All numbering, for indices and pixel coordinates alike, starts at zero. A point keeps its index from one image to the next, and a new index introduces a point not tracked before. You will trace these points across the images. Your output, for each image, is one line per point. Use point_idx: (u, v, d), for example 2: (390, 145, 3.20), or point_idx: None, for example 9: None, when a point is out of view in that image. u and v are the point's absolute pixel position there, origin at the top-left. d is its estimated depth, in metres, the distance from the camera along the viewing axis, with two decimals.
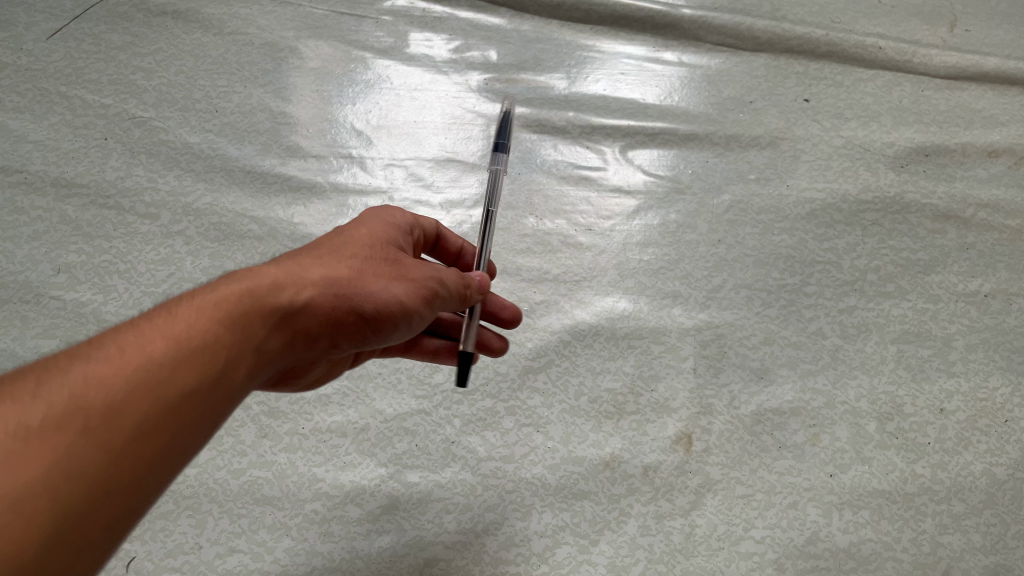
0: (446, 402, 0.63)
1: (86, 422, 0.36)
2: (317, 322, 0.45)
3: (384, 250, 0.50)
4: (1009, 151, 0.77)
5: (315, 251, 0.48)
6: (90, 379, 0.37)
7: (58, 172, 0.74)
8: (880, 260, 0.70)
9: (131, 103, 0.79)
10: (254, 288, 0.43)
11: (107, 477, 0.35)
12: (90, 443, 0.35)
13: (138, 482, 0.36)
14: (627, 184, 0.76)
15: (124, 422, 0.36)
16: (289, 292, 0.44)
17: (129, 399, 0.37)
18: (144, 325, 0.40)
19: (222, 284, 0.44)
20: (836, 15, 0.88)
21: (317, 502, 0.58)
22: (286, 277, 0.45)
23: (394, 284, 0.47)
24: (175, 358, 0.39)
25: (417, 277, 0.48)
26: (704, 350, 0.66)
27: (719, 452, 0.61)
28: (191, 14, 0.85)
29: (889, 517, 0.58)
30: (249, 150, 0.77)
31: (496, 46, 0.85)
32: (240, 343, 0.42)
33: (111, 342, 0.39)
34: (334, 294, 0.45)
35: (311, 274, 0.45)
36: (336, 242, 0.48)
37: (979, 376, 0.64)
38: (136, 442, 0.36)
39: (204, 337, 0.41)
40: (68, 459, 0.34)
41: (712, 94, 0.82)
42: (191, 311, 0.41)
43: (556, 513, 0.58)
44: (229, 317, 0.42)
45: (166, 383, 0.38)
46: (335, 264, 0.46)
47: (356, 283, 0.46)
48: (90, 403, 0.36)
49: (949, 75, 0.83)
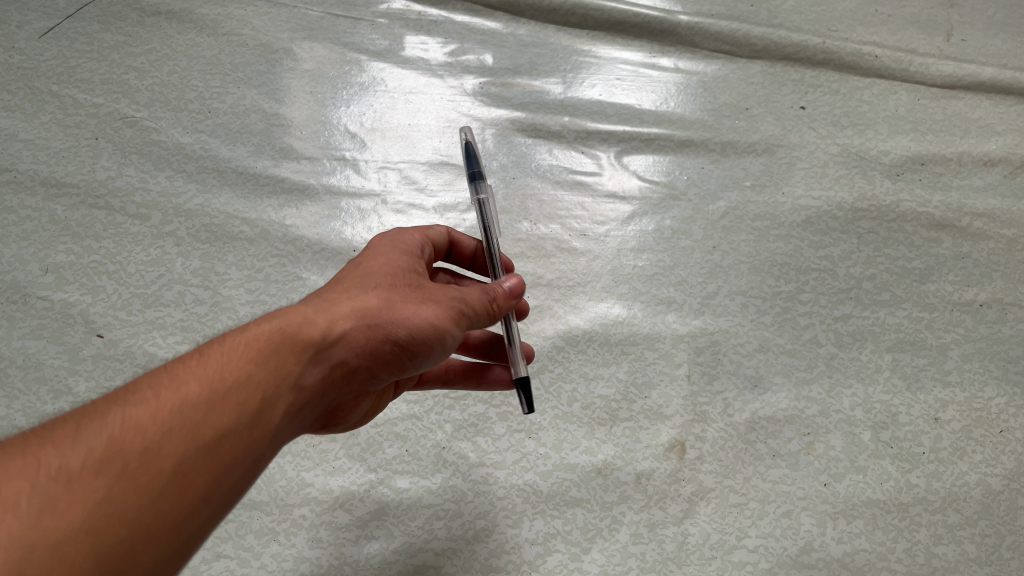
0: (438, 407, 0.62)
1: (124, 466, 0.35)
2: (352, 355, 0.44)
3: (410, 276, 0.48)
4: (1005, 161, 0.77)
5: (344, 282, 0.47)
6: (126, 423, 0.37)
7: (47, 171, 0.73)
8: (876, 268, 0.70)
9: (123, 103, 0.78)
10: (286, 324, 0.43)
11: (147, 521, 0.34)
12: (129, 487, 0.35)
13: (180, 527, 0.35)
14: (622, 190, 0.76)
15: (162, 466, 0.36)
16: (322, 325, 0.43)
17: (166, 440, 0.36)
18: (178, 368, 0.40)
19: (254, 324, 0.43)
20: (833, 23, 0.88)
21: (306, 508, 0.57)
22: (317, 310, 0.44)
23: (426, 310, 0.46)
24: (209, 400, 0.39)
25: (443, 301, 0.47)
26: (698, 357, 0.65)
27: (712, 460, 0.60)
28: (185, 15, 0.85)
29: (884, 527, 0.58)
30: (241, 151, 0.77)
31: (491, 50, 0.85)
32: (277, 379, 0.41)
33: (146, 386, 0.39)
34: (366, 325, 0.44)
35: (342, 305, 0.44)
36: (363, 272, 0.48)
37: (974, 386, 0.64)
38: (176, 485, 0.36)
39: (239, 377, 0.40)
40: (108, 503, 0.34)
41: (708, 101, 0.81)
42: (223, 352, 0.41)
43: (547, 521, 0.58)
44: (263, 354, 0.41)
45: (201, 425, 0.38)
46: (365, 294, 0.46)
47: (388, 310, 0.45)
48: (127, 447, 0.36)
49: (946, 84, 0.83)
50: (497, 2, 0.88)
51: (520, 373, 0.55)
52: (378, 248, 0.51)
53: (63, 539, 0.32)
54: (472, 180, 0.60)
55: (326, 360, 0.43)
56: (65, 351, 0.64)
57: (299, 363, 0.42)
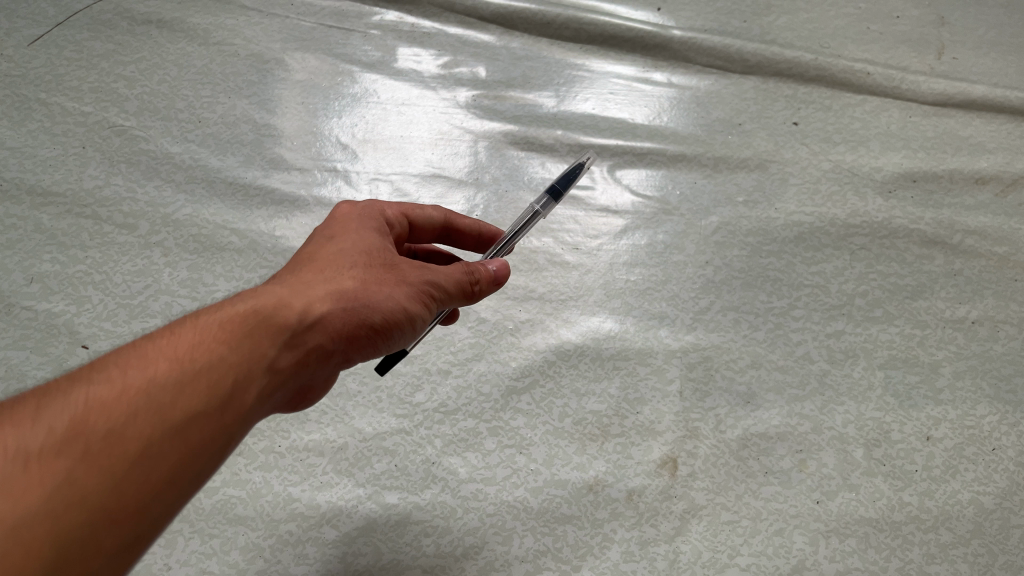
0: (428, 422, 0.62)
1: (86, 447, 0.35)
2: (327, 337, 0.43)
3: (383, 253, 0.48)
4: (997, 179, 0.77)
5: (320, 260, 0.46)
6: (90, 402, 0.36)
7: (34, 180, 0.72)
8: (868, 285, 0.70)
9: (112, 111, 0.78)
10: (261, 304, 0.42)
11: (109, 504, 0.34)
12: (90, 468, 0.34)
13: (143, 510, 0.35)
14: (614, 204, 0.75)
15: (126, 447, 0.35)
16: (296, 308, 0.42)
17: (132, 421, 0.36)
18: (147, 345, 0.39)
19: (225, 305, 0.42)
20: (825, 40, 0.88)
21: (292, 523, 0.56)
22: (294, 293, 0.43)
23: (402, 292, 0.46)
24: (179, 379, 0.38)
25: (415, 280, 0.46)
26: (691, 372, 0.65)
27: (705, 477, 0.60)
28: (176, 24, 0.84)
29: (876, 546, 0.57)
30: (231, 161, 0.76)
31: (484, 63, 0.85)
32: (249, 361, 0.40)
33: (112, 364, 0.38)
34: (340, 309, 0.44)
35: (319, 286, 0.44)
36: (341, 248, 0.47)
37: (967, 404, 0.64)
38: (142, 467, 0.35)
39: (211, 356, 0.39)
40: (68, 485, 0.33)
41: (701, 115, 0.81)
42: (196, 331, 0.40)
43: (537, 538, 0.57)
44: (238, 335, 0.40)
45: (171, 405, 0.37)
46: (343, 275, 0.45)
47: (365, 292, 0.45)
48: (91, 427, 0.35)
49: (938, 102, 0.83)
50: (490, 15, 0.88)
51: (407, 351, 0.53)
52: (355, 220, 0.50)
53: (21, 522, 0.32)
54: (549, 193, 0.58)
55: (302, 341, 0.42)
56: (48, 362, 0.63)
57: (275, 344, 0.41)
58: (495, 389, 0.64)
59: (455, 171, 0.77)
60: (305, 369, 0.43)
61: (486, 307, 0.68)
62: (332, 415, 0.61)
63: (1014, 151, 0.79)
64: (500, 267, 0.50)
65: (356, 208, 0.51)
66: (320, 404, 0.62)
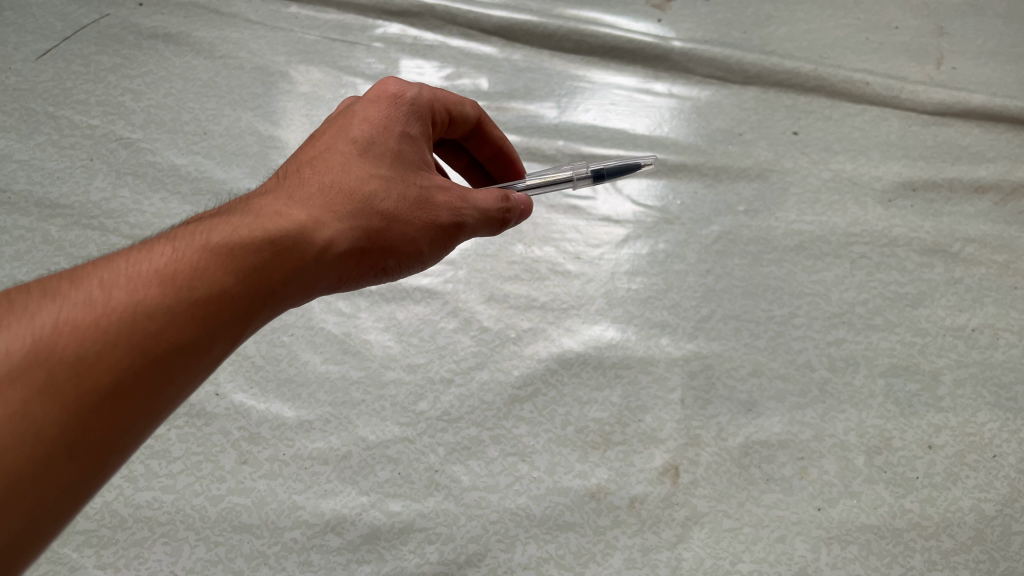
0: (431, 430, 0.62)
1: (52, 375, 0.34)
2: (334, 269, 0.46)
3: (413, 183, 0.50)
4: (996, 187, 0.77)
5: (341, 184, 0.47)
6: (61, 326, 0.35)
7: (42, 192, 0.73)
8: (869, 293, 0.70)
9: (118, 124, 0.79)
10: (273, 232, 0.42)
11: (69, 439, 0.34)
12: (52, 401, 0.34)
13: (112, 443, 0.35)
14: (615, 214, 0.76)
15: (100, 378, 0.35)
16: (311, 243, 0.44)
17: (108, 351, 0.35)
18: (141, 265, 0.39)
19: (236, 224, 0.42)
20: (824, 51, 0.89)
21: (297, 531, 0.57)
22: (308, 223, 0.44)
23: (418, 235, 0.49)
24: (170, 308, 0.38)
25: (440, 220, 0.50)
26: (692, 380, 0.65)
27: (707, 484, 0.60)
28: (182, 37, 0.85)
29: (878, 553, 0.57)
30: (236, 173, 0.77)
31: (486, 75, 0.86)
32: (254, 289, 0.41)
33: (97, 284, 0.38)
34: (354, 245, 0.46)
35: (337, 217, 0.46)
36: (368, 170, 0.48)
37: (968, 412, 0.64)
38: (114, 400, 0.35)
39: (213, 283, 0.39)
40: (24, 417, 0.33)
41: (701, 126, 0.82)
42: (197, 254, 0.40)
43: (540, 545, 0.57)
44: (245, 261, 0.41)
45: (156, 335, 0.37)
46: (362, 207, 0.47)
47: (379, 232, 0.47)
48: (59, 355, 0.35)
49: (937, 112, 0.83)
50: (492, 27, 0.89)
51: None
52: (387, 137, 0.51)
53: None
54: (595, 175, 0.63)
55: (310, 275, 0.44)
56: None
57: (282, 274, 0.42)
58: (498, 398, 0.64)
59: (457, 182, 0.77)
60: (305, 298, 0.45)
61: (488, 316, 0.69)
62: (336, 423, 0.62)
63: (1014, 160, 0.80)
64: (527, 202, 0.56)
65: (395, 114, 0.52)
66: (324, 413, 0.62)
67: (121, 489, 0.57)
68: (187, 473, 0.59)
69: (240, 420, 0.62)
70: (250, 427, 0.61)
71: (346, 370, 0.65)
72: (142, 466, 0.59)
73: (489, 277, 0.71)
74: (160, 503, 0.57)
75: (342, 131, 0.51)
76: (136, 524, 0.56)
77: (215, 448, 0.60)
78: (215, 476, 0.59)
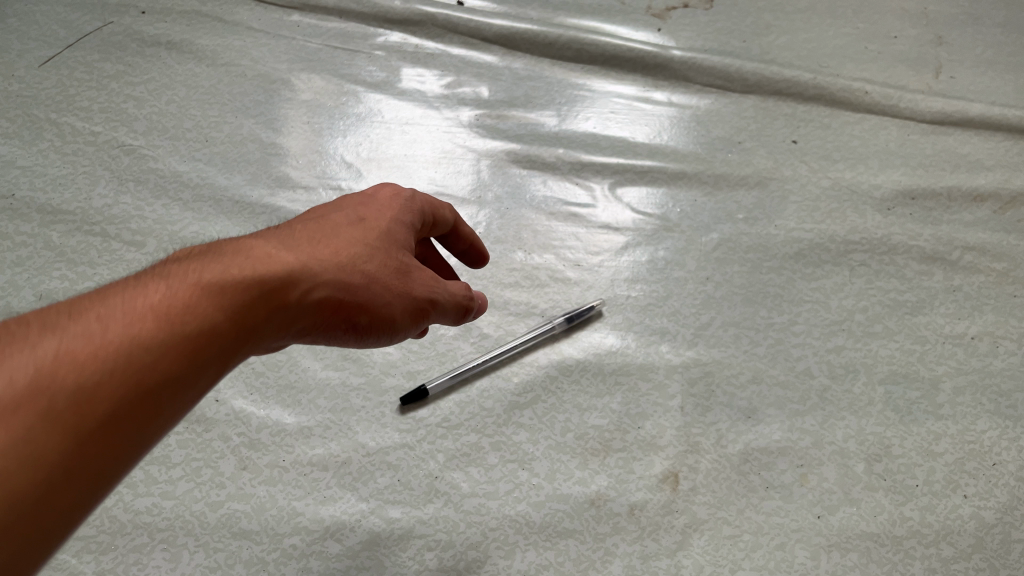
0: (431, 437, 0.62)
1: (52, 403, 0.33)
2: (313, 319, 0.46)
3: (397, 249, 0.51)
4: (995, 196, 0.78)
5: (329, 240, 0.49)
6: (62, 356, 0.34)
7: (44, 199, 0.73)
8: (868, 301, 0.71)
9: (121, 131, 0.79)
10: (263, 274, 0.43)
11: (68, 467, 0.33)
12: (51, 429, 0.33)
13: (103, 474, 0.34)
14: (615, 221, 0.76)
15: (96, 409, 0.34)
16: (298, 291, 0.44)
17: (105, 382, 0.35)
18: (136, 299, 0.38)
19: (229, 265, 0.42)
20: (824, 60, 0.89)
21: (296, 537, 0.57)
22: (296, 266, 0.45)
23: (396, 300, 0.49)
24: (163, 343, 0.37)
25: (421, 289, 0.51)
26: (692, 388, 0.65)
27: (706, 491, 0.60)
28: (185, 45, 0.86)
29: (878, 561, 0.57)
30: (237, 180, 0.77)
31: (487, 83, 0.87)
32: (240, 332, 0.41)
33: (92, 316, 0.37)
34: (338, 298, 0.47)
35: (324, 267, 0.46)
36: (357, 233, 0.50)
37: (967, 419, 0.64)
38: (107, 432, 0.34)
39: (204, 321, 0.39)
40: (25, 444, 0.32)
41: (701, 134, 0.83)
42: (191, 290, 0.40)
43: (540, 552, 0.57)
44: (236, 303, 0.41)
45: (150, 369, 0.36)
46: (348, 262, 0.48)
47: (361, 291, 0.48)
48: (59, 383, 0.34)
49: (935, 120, 0.84)
50: (493, 36, 0.90)
51: (429, 385, 0.64)
52: (376, 206, 0.53)
53: None
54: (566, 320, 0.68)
55: (290, 319, 0.44)
56: None
57: (265, 315, 0.42)
58: (498, 405, 0.64)
59: (458, 190, 0.78)
60: (280, 343, 0.45)
61: (488, 322, 0.69)
62: (335, 429, 0.62)
63: (1012, 168, 0.80)
64: (485, 301, 0.58)
65: (384, 192, 0.54)
66: (324, 419, 0.62)
67: (121, 496, 0.57)
68: (187, 480, 0.59)
69: (240, 426, 0.62)
70: (250, 434, 0.61)
71: (345, 376, 0.65)
72: (142, 472, 0.59)
73: (490, 284, 0.72)
74: (160, 510, 0.57)
75: (331, 205, 0.53)
76: (135, 530, 0.56)
77: (214, 455, 0.60)
78: (214, 483, 0.59)
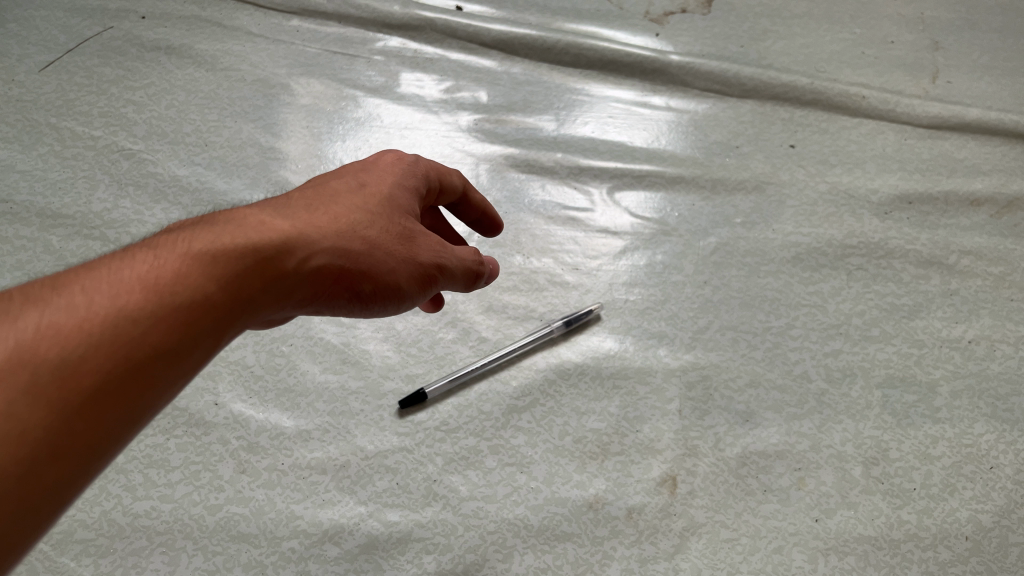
0: (429, 440, 0.62)
1: (34, 376, 0.33)
2: (311, 289, 0.45)
3: (398, 218, 0.51)
4: (991, 201, 0.78)
5: (326, 210, 0.48)
6: (44, 329, 0.34)
7: (43, 203, 0.73)
8: (865, 305, 0.71)
9: (121, 135, 0.79)
10: (256, 243, 0.42)
11: (55, 440, 0.32)
12: (36, 401, 0.32)
13: (93, 447, 0.33)
14: (613, 226, 0.77)
15: (82, 380, 0.34)
16: (294, 260, 0.44)
17: (92, 353, 0.34)
18: (124, 271, 0.38)
19: (220, 235, 0.42)
20: (821, 65, 0.90)
21: (295, 540, 0.57)
22: (291, 235, 0.45)
23: (399, 267, 0.49)
24: (152, 313, 0.37)
25: (422, 257, 0.50)
26: (690, 392, 0.65)
27: (704, 495, 0.60)
28: (184, 50, 0.86)
29: (876, 564, 0.57)
30: (237, 184, 0.77)
31: (485, 88, 0.87)
32: (233, 300, 0.40)
33: (79, 289, 0.37)
34: (337, 268, 0.46)
35: (319, 236, 0.46)
36: (355, 203, 0.50)
37: (964, 423, 0.64)
38: (96, 403, 0.34)
39: (195, 290, 0.39)
40: (10, 417, 0.31)
41: (699, 138, 0.83)
42: (180, 260, 0.39)
43: (538, 555, 0.57)
44: (227, 272, 0.40)
45: (139, 339, 0.36)
46: (346, 231, 0.48)
47: (361, 260, 0.47)
48: (41, 356, 0.33)
49: (932, 125, 0.84)
50: (491, 41, 0.90)
51: (428, 389, 0.64)
52: (376, 178, 0.52)
53: None
54: (564, 322, 0.69)
55: (288, 289, 0.44)
56: None
57: (261, 284, 0.42)
58: (496, 408, 0.64)
59: None
60: (277, 314, 0.44)
61: (487, 326, 0.70)
62: (334, 433, 0.62)
63: (1009, 173, 0.80)
64: (496, 267, 0.58)
65: (385, 163, 0.54)
66: (323, 423, 0.63)
67: (120, 499, 0.57)
68: (186, 483, 0.59)
69: (239, 430, 0.62)
70: (249, 437, 0.61)
71: (345, 380, 0.65)
72: (141, 476, 0.59)
73: (488, 288, 0.72)
74: (159, 513, 0.57)
75: (329, 177, 0.52)
76: (134, 533, 0.56)
77: (213, 458, 0.60)
78: (213, 486, 0.59)
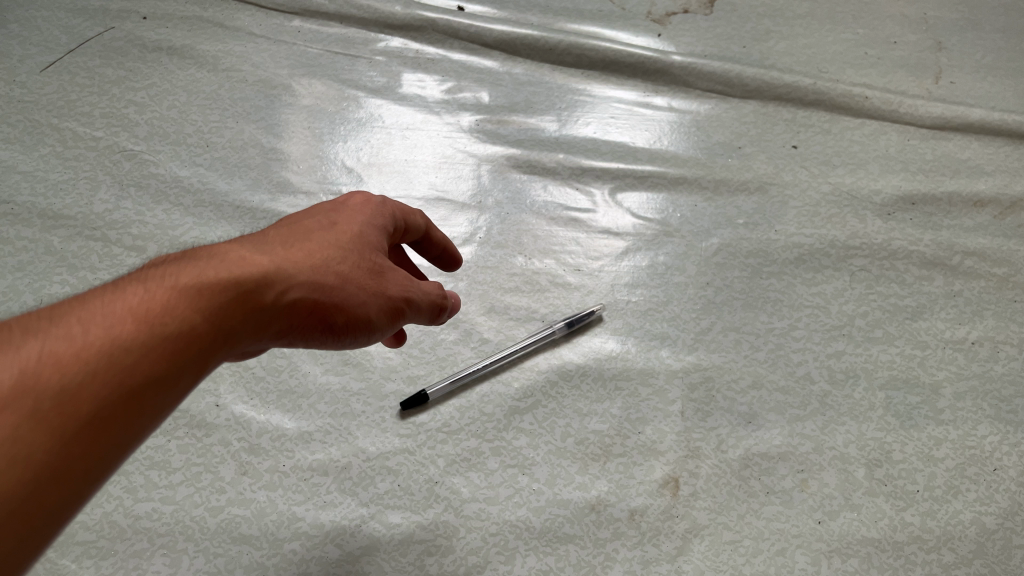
0: (430, 442, 0.62)
1: (36, 403, 0.33)
2: (288, 322, 0.45)
3: (370, 254, 0.50)
4: (994, 202, 0.78)
5: (301, 244, 0.48)
6: (44, 356, 0.34)
7: (45, 204, 0.73)
8: (868, 306, 0.71)
9: (123, 136, 0.79)
10: (239, 276, 0.42)
11: (56, 466, 0.32)
12: (38, 428, 0.32)
13: (89, 474, 0.33)
14: (615, 226, 0.76)
15: (80, 408, 0.34)
16: (274, 292, 0.44)
17: (89, 382, 0.34)
18: (114, 302, 0.38)
19: (205, 267, 0.42)
20: (824, 65, 0.89)
21: (296, 542, 0.56)
22: (271, 268, 0.44)
23: (371, 300, 0.49)
24: (145, 343, 0.37)
25: (393, 292, 0.50)
26: (692, 393, 0.65)
27: (706, 497, 0.60)
28: (186, 51, 0.86)
29: (879, 567, 0.57)
30: (239, 185, 0.77)
31: (487, 89, 0.87)
32: (218, 333, 0.40)
33: (73, 319, 0.36)
34: (314, 300, 0.46)
35: (298, 269, 0.46)
36: (330, 238, 0.49)
37: (968, 425, 0.64)
38: (92, 430, 0.34)
39: (183, 322, 0.38)
40: (14, 444, 0.31)
41: (701, 139, 0.83)
42: (168, 292, 0.39)
43: (540, 557, 0.57)
44: (212, 304, 0.40)
45: (132, 368, 0.36)
46: (322, 265, 0.47)
47: (337, 294, 0.47)
48: (43, 383, 0.33)
49: (935, 126, 0.84)
50: (493, 42, 0.90)
51: (429, 390, 0.64)
52: (348, 213, 0.52)
53: None
54: (566, 325, 0.68)
55: (266, 320, 0.44)
56: None
57: (243, 316, 0.42)
58: (498, 409, 0.64)
59: (458, 195, 0.78)
60: (255, 345, 0.44)
61: (489, 327, 0.69)
62: (336, 435, 0.62)
63: (1012, 173, 0.80)
64: (458, 303, 0.58)
65: (355, 200, 0.54)
66: (324, 424, 0.62)
67: (121, 501, 0.57)
68: (187, 485, 0.59)
69: (240, 431, 0.62)
70: (250, 439, 0.61)
71: (346, 381, 0.65)
72: (142, 477, 0.59)
73: (490, 289, 0.72)
74: (160, 515, 0.57)
75: (303, 213, 0.52)
76: (135, 535, 0.56)
77: (214, 459, 0.60)
78: (214, 488, 0.59)
